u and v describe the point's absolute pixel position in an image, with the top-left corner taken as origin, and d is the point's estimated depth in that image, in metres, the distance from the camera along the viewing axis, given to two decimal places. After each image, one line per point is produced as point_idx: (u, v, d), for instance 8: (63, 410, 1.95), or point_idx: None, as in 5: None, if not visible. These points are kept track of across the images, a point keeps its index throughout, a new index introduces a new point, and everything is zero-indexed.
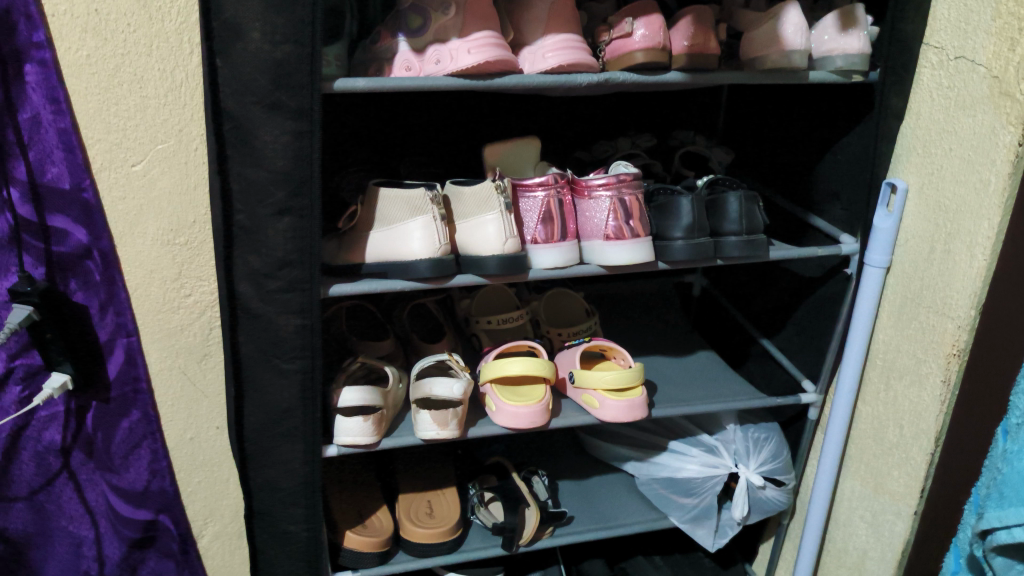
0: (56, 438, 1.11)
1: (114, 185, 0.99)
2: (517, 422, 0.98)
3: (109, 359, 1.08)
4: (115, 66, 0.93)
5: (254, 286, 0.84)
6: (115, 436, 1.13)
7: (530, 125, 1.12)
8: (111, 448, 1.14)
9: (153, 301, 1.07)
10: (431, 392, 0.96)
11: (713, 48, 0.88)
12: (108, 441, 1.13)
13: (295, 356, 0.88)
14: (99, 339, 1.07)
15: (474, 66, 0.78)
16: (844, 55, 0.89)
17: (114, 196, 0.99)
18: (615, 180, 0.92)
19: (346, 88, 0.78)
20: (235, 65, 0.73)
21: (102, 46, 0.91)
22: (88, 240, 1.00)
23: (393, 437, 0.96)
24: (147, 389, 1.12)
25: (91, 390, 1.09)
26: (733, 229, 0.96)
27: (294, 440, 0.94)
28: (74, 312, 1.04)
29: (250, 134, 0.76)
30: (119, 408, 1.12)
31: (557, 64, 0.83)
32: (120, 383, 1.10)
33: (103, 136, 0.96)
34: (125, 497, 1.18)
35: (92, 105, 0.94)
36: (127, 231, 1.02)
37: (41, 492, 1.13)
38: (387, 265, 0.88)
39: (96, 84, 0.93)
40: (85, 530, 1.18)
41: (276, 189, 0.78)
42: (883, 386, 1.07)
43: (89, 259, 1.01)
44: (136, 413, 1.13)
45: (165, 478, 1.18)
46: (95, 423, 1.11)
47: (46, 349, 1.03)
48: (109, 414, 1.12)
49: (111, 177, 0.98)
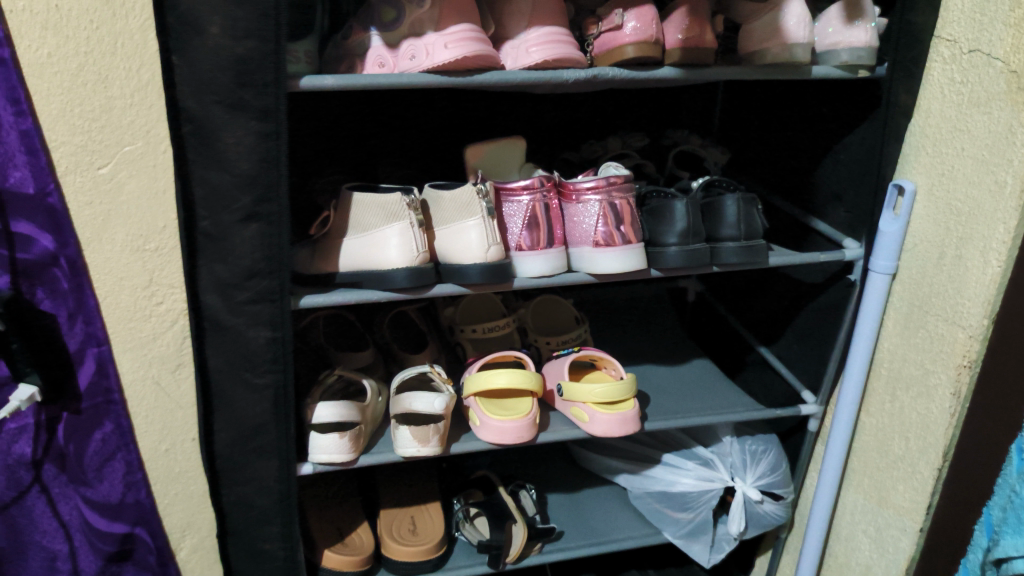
0: (27, 452, 1.05)
1: (80, 191, 0.92)
2: (503, 438, 0.94)
3: (80, 370, 1.02)
4: (77, 66, 0.86)
5: (222, 298, 0.78)
6: (87, 448, 1.08)
7: (516, 125, 1.07)
8: (83, 460, 1.09)
9: (124, 309, 1.01)
10: (411, 407, 0.90)
11: (710, 41, 0.82)
12: (80, 453, 1.08)
13: (267, 370, 0.82)
14: (70, 349, 1.01)
15: (451, 61, 0.72)
16: (850, 48, 0.84)
17: (81, 201, 0.93)
18: (605, 183, 0.87)
19: (314, 87, 0.72)
20: (194, 59, 0.67)
21: (64, 44, 0.85)
22: (54, 247, 0.93)
23: (372, 455, 0.91)
24: (119, 400, 1.06)
25: (61, 401, 1.03)
26: (730, 234, 0.91)
27: (268, 457, 0.88)
28: (42, 324, 0.98)
29: (213, 135, 0.69)
30: (90, 419, 1.06)
31: (541, 59, 0.77)
32: (91, 395, 1.04)
33: (68, 138, 0.89)
34: (100, 511, 1.13)
35: (55, 106, 0.87)
36: (94, 238, 0.95)
37: (12, 507, 1.08)
38: (362, 274, 0.83)
39: (59, 85, 0.87)
40: (59, 544, 1.13)
41: (241, 194, 0.72)
42: (889, 397, 1.02)
43: (56, 266, 0.95)
44: (109, 424, 1.08)
45: (141, 491, 1.13)
46: (67, 434, 1.06)
47: (13, 359, 0.98)
48: (80, 428, 1.06)
49: (77, 182, 0.91)
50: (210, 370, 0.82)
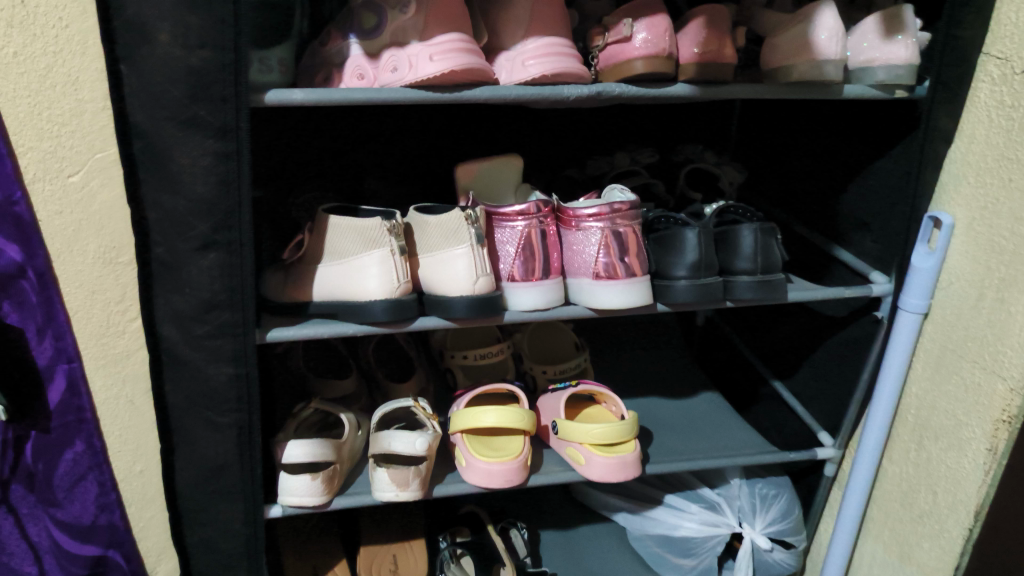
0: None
1: (49, 199, 0.84)
2: (491, 481, 0.86)
3: (50, 387, 0.93)
4: (46, 66, 0.79)
5: (180, 330, 0.71)
6: (57, 469, 0.98)
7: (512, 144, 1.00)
8: (54, 480, 0.98)
9: (96, 323, 0.93)
10: (390, 448, 0.83)
11: (729, 56, 0.74)
12: (50, 473, 0.98)
13: (230, 409, 0.74)
14: (39, 363, 0.91)
15: (437, 76, 0.65)
16: (886, 65, 0.76)
17: (50, 211, 0.85)
18: (608, 209, 0.79)
19: (281, 101, 0.65)
20: (143, 69, 0.59)
21: (32, 43, 0.78)
22: (21, 258, 0.85)
23: (349, 496, 0.84)
24: (92, 419, 0.96)
25: (29, 419, 0.94)
26: (744, 267, 0.82)
27: (233, 498, 0.80)
28: (8, 338, 0.89)
29: (166, 154, 0.62)
30: (61, 439, 0.96)
31: (538, 74, 0.69)
32: (62, 413, 0.95)
33: (36, 144, 0.82)
34: (72, 534, 1.02)
35: (21, 110, 0.80)
36: (65, 249, 0.87)
37: None
38: (337, 305, 0.75)
39: (25, 87, 0.79)
40: (28, 566, 1.02)
41: (197, 221, 0.65)
42: (915, 446, 0.94)
43: (23, 278, 0.86)
44: (81, 443, 0.98)
45: (113, 514, 1.03)
46: (35, 454, 0.96)
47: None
48: (50, 447, 0.96)
49: (46, 190, 0.84)
50: (168, 406, 0.76)
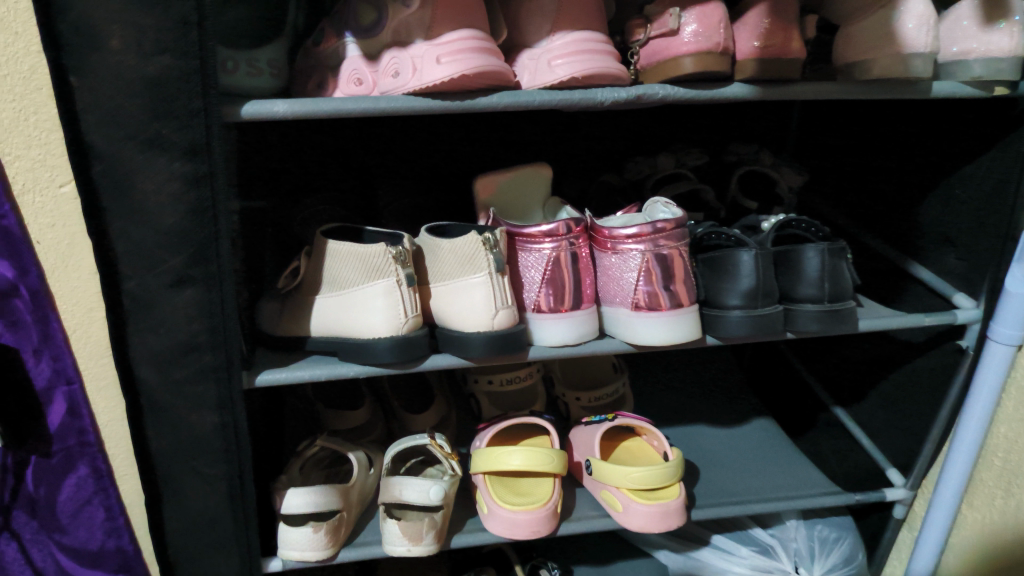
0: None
1: (40, 212, 0.74)
2: (516, 531, 0.76)
3: (49, 410, 0.82)
4: (30, 67, 0.68)
5: (158, 374, 0.61)
6: (59, 494, 0.85)
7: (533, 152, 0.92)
8: (56, 505, 0.86)
9: (95, 344, 0.83)
10: (402, 497, 0.74)
11: (797, 50, 0.62)
12: (52, 499, 0.85)
13: (216, 460, 0.66)
14: (36, 387, 0.80)
15: (445, 81, 0.54)
16: (985, 58, 0.63)
17: (42, 224, 0.74)
18: (650, 228, 0.67)
19: (262, 113, 0.56)
20: (95, 81, 0.50)
21: (13, 42, 0.66)
22: (11, 275, 0.75)
23: (356, 549, 0.76)
24: (96, 441, 0.85)
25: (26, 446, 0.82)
26: (808, 293, 0.71)
27: (227, 553, 0.71)
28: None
29: (126, 180, 0.53)
30: (62, 464, 0.85)
31: (567, 76, 0.58)
32: (62, 436, 0.83)
33: (24, 151, 0.71)
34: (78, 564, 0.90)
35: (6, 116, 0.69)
36: (60, 265, 0.77)
37: None
38: (338, 343, 0.67)
39: (8, 89, 0.68)
40: None
41: (169, 254, 0.56)
42: (1003, 493, 0.82)
43: (15, 296, 0.76)
44: (85, 467, 0.86)
45: (122, 541, 0.90)
46: (35, 480, 0.84)
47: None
48: (51, 472, 0.84)
49: (37, 203, 0.73)
50: (152, 455, 0.65)
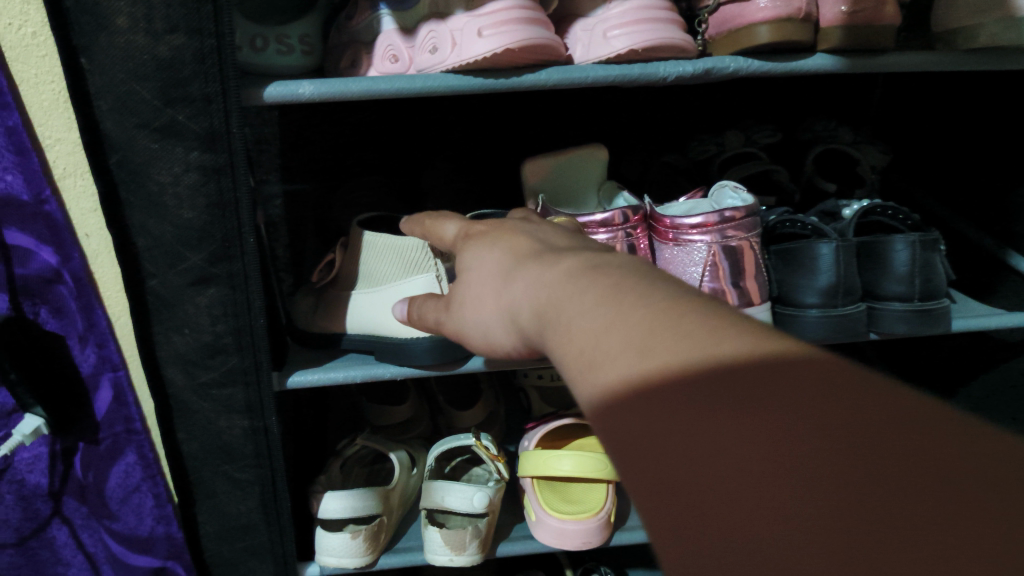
0: (43, 482, 0.74)
1: (82, 196, 0.67)
2: (565, 541, 0.71)
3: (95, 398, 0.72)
4: None
5: (185, 376, 0.58)
6: (108, 480, 0.76)
7: (590, 131, 0.86)
8: (105, 492, 0.76)
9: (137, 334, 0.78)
10: (445, 504, 0.70)
11: (891, 16, 0.54)
12: (102, 486, 0.76)
13: (247, 465, 0.62)
14: (81, 372, 0.70)
15: (489, 57, 0.49)
16: None
17: (85, 209, 0.68)
18: (717, 218, 0.60)
19: (286, 96, 0.51)
20: (104, 62, 0.46)
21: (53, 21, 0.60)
22: (53, 262, 0.65)
23: (398, 555, 0.72)
24: (144, 431, 0.74)
25: (73, 434, 0.73)
26: (895, 290, 0.63)
27: (263, 557, 0.68)
28: (42, 355, 0.68)
29: (142, 172, 0.49)
30: (110, 452, 0.75)
31: (626, 49, 0.51)
32: (108, 425, 0.73)
33: (65, 134, 0.64)
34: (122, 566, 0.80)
35: (46, 99, 0.62)
36: (103, 250, 0.70)
37: (32, 539, 0.76)
38: (375, 342, 0.62)
39: (50, 71, 0.61)
40: None
41: (190, 251, 0.52)
42: None
43: (60, 283, 0.66)
44: (133, 455, 0.75)
45: (176, 529, 0.78)
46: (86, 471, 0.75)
47: (10, 389, 0.68)
48: (96, 460, 0.74)
49: (79, 186, 0.66)
50: (183, 458, 0.62)
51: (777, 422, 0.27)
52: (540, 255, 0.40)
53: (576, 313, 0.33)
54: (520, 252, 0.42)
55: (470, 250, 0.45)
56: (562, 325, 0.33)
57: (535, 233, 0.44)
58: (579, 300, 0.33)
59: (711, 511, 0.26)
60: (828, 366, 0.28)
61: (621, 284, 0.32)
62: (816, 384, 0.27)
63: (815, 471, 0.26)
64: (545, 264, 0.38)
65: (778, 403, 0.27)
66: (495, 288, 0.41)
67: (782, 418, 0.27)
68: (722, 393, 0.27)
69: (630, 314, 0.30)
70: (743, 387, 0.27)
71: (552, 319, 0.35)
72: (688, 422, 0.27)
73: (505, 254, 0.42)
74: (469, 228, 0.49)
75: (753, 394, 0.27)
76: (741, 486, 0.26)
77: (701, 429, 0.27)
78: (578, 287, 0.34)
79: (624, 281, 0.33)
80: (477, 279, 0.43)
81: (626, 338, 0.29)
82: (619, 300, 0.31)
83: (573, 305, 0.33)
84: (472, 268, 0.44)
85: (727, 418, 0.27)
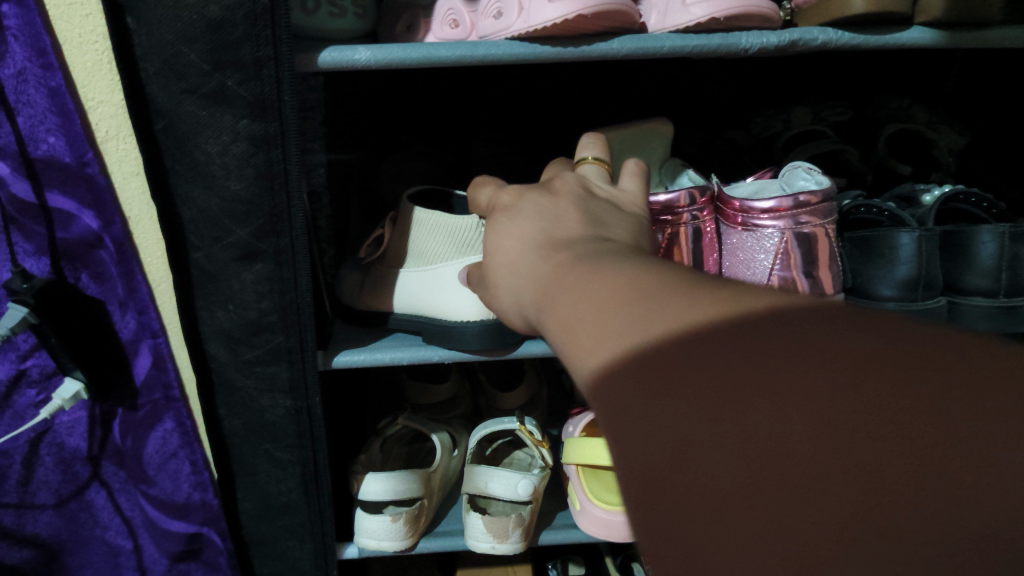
0: (81, 445, 0.73)
1: (124, 159, 0.65)
2: (610, 532, 0.69)
3: (133, 364, 0.70)
4: None
5: (228, 353, 0.56)
6: (145, 446, 0.74)
7: (648, 105, 0.82)
8: (142, 458, 0.74)
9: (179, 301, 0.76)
10: (488, 490, 0.68)
11: None
12: (139, 452, 0.74)
13: (289, 445, 0.61)
14: (121, 339, 0.69)
15: (560, 22, 0.45)
16: None
17: (126, 172, 0.65)
18: (791, 202, 0.56)
19: (340, 62, 0.48)
20: (151, 23, 0.43)
21: None
22: (95, 226, 0.63)
23: (439, 539, 0.70)
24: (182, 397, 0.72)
25: (113, 398, 0.71)
26: (978, 285, 0.59)
27: (302, 536, 0.67)
28: (83, 321, 0.67)
29: (188, 139, 0.47)
30: (148, 418, 0.73)
31: (706, 17, 0.47)
32: (146, 390, 0.71)
33: (108, 95, 0.62)
34: (155, 534, 0.79)
35: (90, 60, 0.60)
36: (143, 214, 0.68)
37: (71, 500, 0.76)
38: (422, 322, 0.61)
39: (94, 30, 0.59)
40: (122, 542, 0.79)
41: (236, 224, 0.49)
42: None
43: (102, 248, 0.64)
44: (170, 421, 0.73)
45: (212, 497, 0.77)
46: (125, 435, 0.73)
47: (50, 351, 0.66)
48: (134, 426, 0.73)
49: (121, 149, 0.64)
50: (225, 434, 0.61)
51: (723, 393, 0.27)
52: (551, 232, 0.40)
53: (564, 298, 0.33)
54: (537, 230, 0.41)
55: (494, 223, 0.44)
56: (550, 311, 0.34)
57: (559, 207, 0.42)
58: (568, 294, 0.33)
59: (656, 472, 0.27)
60: (812, 322, 0.27)
61: (604, 272, 0.33)
62: (782, 350, 0.26)
63: (765, 436, 0.26)
64: (548, 248, 0.39)
65: (730, 366, 0.27)
66: (513, 270, 0.40)
67: (732, 389, 0.26)
68: (695, 376, 0.27)
69: (605, 299, 0.31)
70: (691, 358, 0.27)
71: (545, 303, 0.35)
72: (660, 400, 0.27)
73: (521, 231, 0.41)
74: (497, 197, 0.47)
75: (720, 367, 0.27)
76: (710, 469, 0.26)
77: (668, 404, 0.27)
78: (571, 273, 0.34)
79: (612, 267, 0.33)
80: (498, 258, 0.42)
81: (595, 323, 0.30)
82: (599, 289, 0.32)
83: (563, 290, 0.34)
84: (492, 244, 0.43)
85: (676, 388, 0.27)
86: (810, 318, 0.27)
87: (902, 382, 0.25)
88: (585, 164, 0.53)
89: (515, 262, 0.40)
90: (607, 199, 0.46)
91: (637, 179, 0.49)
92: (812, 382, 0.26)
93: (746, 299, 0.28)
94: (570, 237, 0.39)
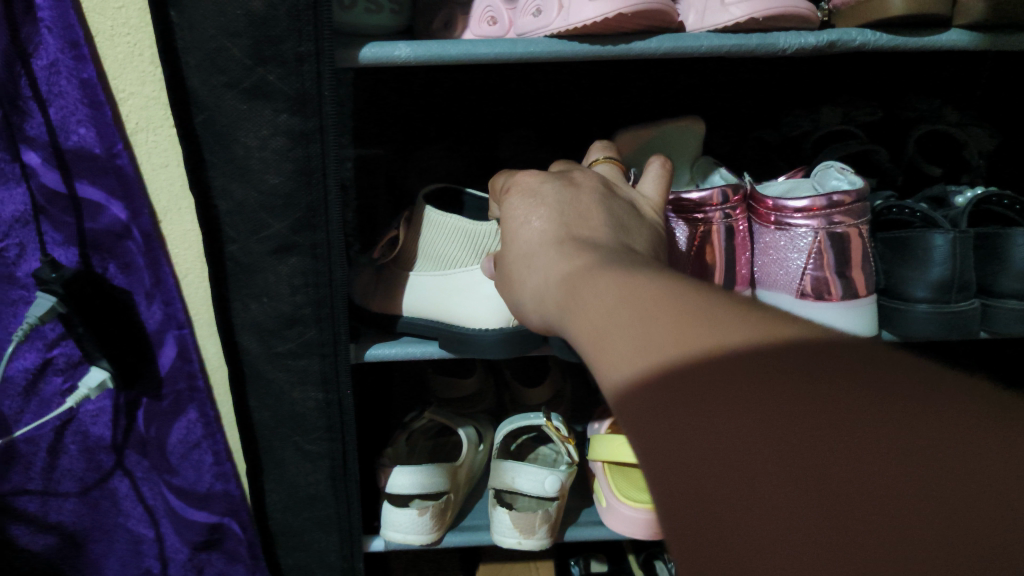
0: (106, 434, 0.74)
1: (153, 151, 0.65)
2: (634, 529, 0.69)
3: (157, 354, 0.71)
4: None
5: (260, 345, 0.56)
6: (168, 438, 0.75)
7: (676, 103, 0.82)
8: (166, 447, 0.75)
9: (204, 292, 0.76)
10: (515, 485, 0.68)
11: None
12: (163, 441, 0.75)
13: (319, 437, 0.61)
14: (147, 329, 0.69)
15: (600, 20, 0.45)
16: None
17: (155, 164, 0.66)
18: (824, 202, 0.56)
19: (380, 59, 0.48)
20: (195, 17, 0.44)
21: None
22: (122, 216, 0.63)
23: (464, 533, 0.71)
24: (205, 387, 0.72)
25: (138, 387, 0.72)
26: (1012, 287, 0.59)
27: (328, 528, 0.67)
28: (111, 311, 0.67)
29: (228, 133, 0.47)
30: (173, 408, 0.73)
31: (745, 17, 0.47)
32: (171, 380, 0.72)
33: (138, 88, 0.62)
34: (177, 523, 0.79)
35: (120, 52, 0.60)
36: (171, 207, 0.68)
37: (95, 489, 0.76)
38: (441, 330, 0.60)
39: (125, 23, 0.59)
40: (144, 531, 0.80)
41: (273, 218, 0.50)
42: None
43: (129, 238, 0.64)
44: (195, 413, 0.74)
45: (234, 486, 0.77)
46: (150, 425, 0.74)
47: (77, 340, 0.66)
48: (159, 416, 0.73)
49: (151, 142, 0.64)
50: (255, 427, 0.61)
51: (771, 412, 0.26)
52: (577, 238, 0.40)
53: (597, 302, 0.32)
54: (563, 228, 0.41)
55: (508, 205, 0.45)
56: (581, 315, 0.33)
57: (577, 202, 0.43)
58: (602, 299, 0.32)
59: (692, 474, 0.26)
60: (855, 355, 0.27)
61: (642, 283, 0.32)
62: (828, 377, 0.26)
63: (808, 453, 0.25)
64: (576, 253, 0.38)
65: (781, 386, 0.26)
66: (535, 264, 0.40)
67: (780, 409, 0.26)
68: (742, 391, 0.26)
69: (633, 304, 0.31)
70: (737, 374, 0.27)
71: (573, 306, 0.34)
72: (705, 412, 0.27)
73: (546, 225, 0.41)
74: (512, 180, 0.47)
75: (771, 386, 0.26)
76: (746, 478, 0.25)
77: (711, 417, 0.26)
78: (598, 278, 0.34)
79: (649, 280, 0.32)
80: (518, 242, 0.42)
81: (635, 332, 0.30)
82: (637, 297, 0.31)
83: (595, 296, 0.33)
84: (512, 235, 0.43)
85: (708, 394, 0.27)
86: (857, 348, 0.27)
87: (933, 413, 0.25)
88: (598, 164, 0.53)
89: (537, 261, 0.40)
90: (628, 200, 0.47)
91: (658, 183, 0.49)
92: (845, 402, 0.26)
93: (786, 326, 0.28)
94: (592, 240, 0.40)
